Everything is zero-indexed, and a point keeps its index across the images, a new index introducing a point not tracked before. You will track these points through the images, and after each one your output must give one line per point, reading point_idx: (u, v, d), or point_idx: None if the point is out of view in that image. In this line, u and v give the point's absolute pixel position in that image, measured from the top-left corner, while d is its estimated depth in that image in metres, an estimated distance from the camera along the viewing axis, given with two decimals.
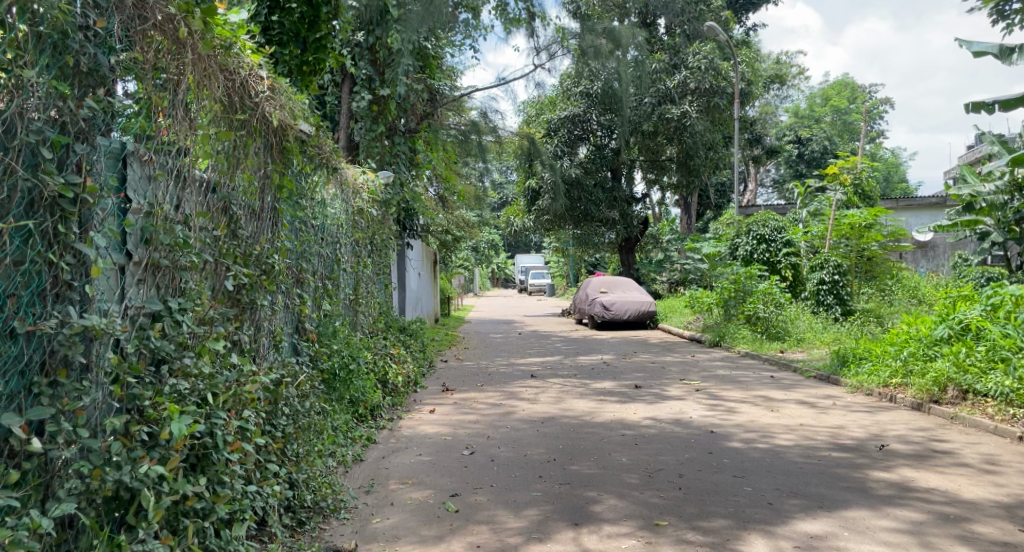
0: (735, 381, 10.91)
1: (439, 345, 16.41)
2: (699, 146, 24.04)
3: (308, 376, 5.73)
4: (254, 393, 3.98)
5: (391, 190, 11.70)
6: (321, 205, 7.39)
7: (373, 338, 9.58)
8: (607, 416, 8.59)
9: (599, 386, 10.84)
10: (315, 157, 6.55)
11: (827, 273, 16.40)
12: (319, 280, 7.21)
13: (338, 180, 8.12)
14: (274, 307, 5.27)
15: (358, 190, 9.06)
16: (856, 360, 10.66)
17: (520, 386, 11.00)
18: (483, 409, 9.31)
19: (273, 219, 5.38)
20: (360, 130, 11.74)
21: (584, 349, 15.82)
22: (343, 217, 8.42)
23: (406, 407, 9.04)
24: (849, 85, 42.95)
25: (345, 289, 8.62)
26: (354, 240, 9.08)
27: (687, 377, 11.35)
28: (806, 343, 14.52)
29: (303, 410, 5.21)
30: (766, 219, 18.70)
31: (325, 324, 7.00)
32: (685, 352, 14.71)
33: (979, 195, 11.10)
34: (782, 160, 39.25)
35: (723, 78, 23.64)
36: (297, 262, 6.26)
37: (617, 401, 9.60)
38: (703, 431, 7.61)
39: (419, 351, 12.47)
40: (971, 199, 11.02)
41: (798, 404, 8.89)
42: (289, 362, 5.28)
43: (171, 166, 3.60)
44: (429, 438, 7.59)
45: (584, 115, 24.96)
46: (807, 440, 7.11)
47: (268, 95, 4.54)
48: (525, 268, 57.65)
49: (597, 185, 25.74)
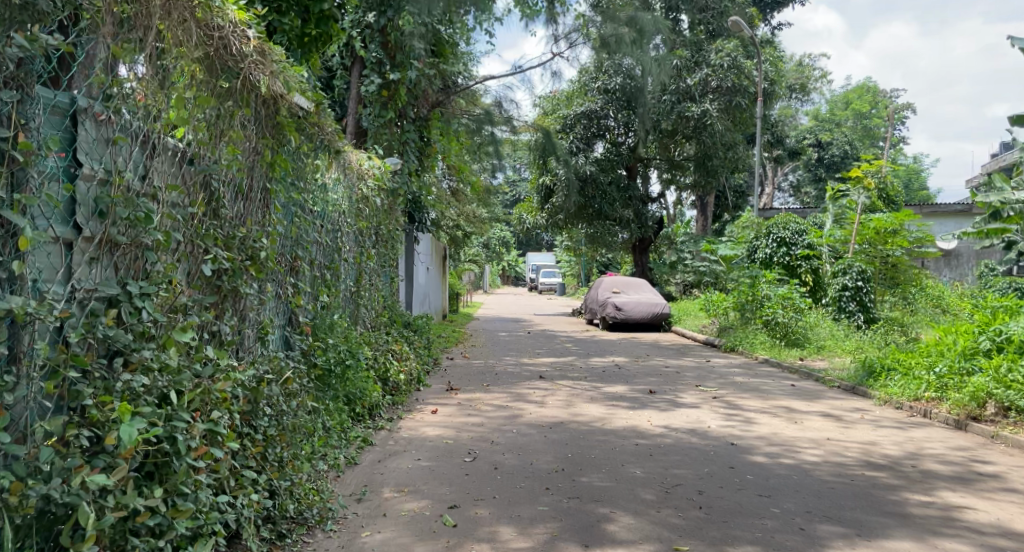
0: (754, 389, 10.41)
1: (445, 342, 15.95)
2: (719, 145, 23.48)
3: (299, 373, 5.28)
4: (227, 392, 3.51)
5: (400, 178, 11.23)
6: (321, 189, 6.93)
7: (374, 333, 9.12)
8: (619, 423, 8.11)
9: (611, 390, 10.34)
10: (314, 137, 6.08)
11: (850, 278, 15.77)
12: (316, 270, 6.77)
13: (341, 163, 7.67)
14: (261, 296, 4.79)
15: (362, 175, 8.60)
16: (884, 371, 10.12)
17: (528, 388, 10.52)
18: (488, 411, 8.84)
19: (264, 201, 4.92)
20: (368, 115, 11.30)
21: (596, 351, 15.34)
22: (346, 204, 7.97)
23: (407, 406, 8.60)
24: (872, 89, 42.22)
25: (346, 281, 8.17)
26: (356, 228, 8.64)
27: (703, 384, 10.86)
28: (826, 350, 14.02)
29: (290, 410, 4.70)
30: (787, 223, 18.15)
31: (321, 317, 6.57)
32: (700, 357, 14.21)
33: (1008, 203, 10.05)
34: (801, 164, 38.65)
35: (745, 77, 23.12)
36: (290, 249, 5.82)
37: (629, 406, 9.12)
38: (723, 443, 7.12)
39: (424, 347, 12.02)
40: (998, 207, 10.03)
41: (822, 416, 8.39)
42: (277, 356, 4.82)
43: (139, 130, 3.14)
44: (429, 440, 7.14)
45: (601, 112, 24.38)
46: (837, 457, 6.61)
47: (255, 58, 4.05)
48: (536, 266, 57.29)
49: (613, 183, 25.18)
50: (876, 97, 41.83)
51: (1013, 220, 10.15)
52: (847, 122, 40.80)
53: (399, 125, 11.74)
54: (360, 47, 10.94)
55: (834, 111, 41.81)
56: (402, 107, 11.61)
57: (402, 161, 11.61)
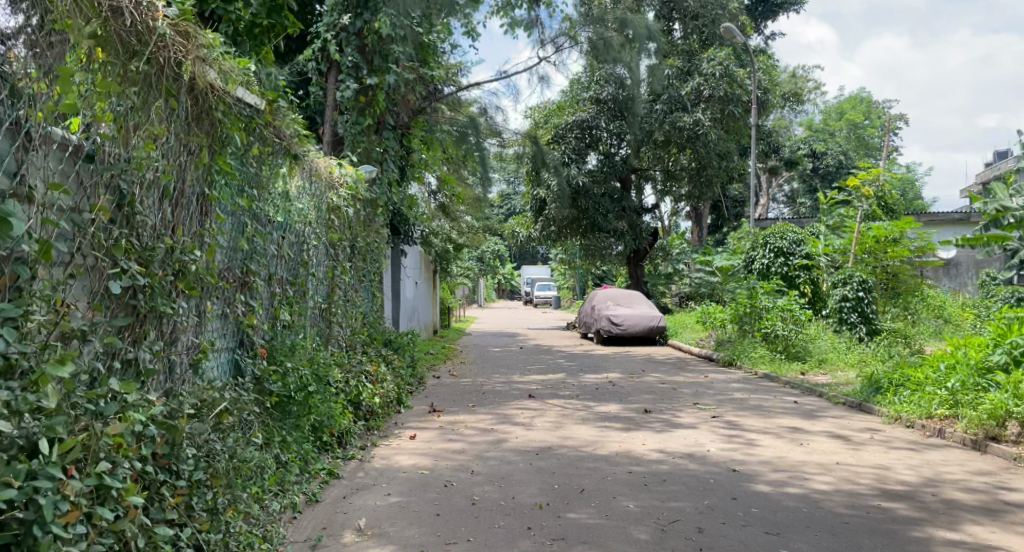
0: (755, 406, 9.82)
1: (433, 360, 15.34)
2: (713, 156, 22.94)
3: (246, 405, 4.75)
4: (124, 436, 2.93)
5: (378, 188, 10.69)
6: (280, 199, 6.37)
7: (348, 354, 8.53)
8: (612, 446, 7.51)
9: (603, 409, 9.74)
10: (270, 142, 5.52)
11: (851, 289, 15.15)
12: (276, 288, 6.24)
13: (306, 170, 7.10)
14: (194, 315, 4.17)
15: (331, 185, 8.02)
16: (891, 387, 9.50)
17: (515, 408, 9.92)
18: (471, 435, 8.24)
19: (200, 207, 4.36)
20: (343, 122, 10.68)
21: (589, 366, 14.73)
22: (313, 213, 7.40)
23: (383, 432, 8.00)
24: (866, 99, 41.81)
25: (315, 298, 7.61)
26: (327, 238, 8.06)
27: (701, 401, 10.26)
28: (828, 364, 13.48)
29: (231, 449, 4.05)
30: (784, 231, 17.58)
31: (279, 338, 6.02)
32: (698, 372, 13.61)
33: (1006, 209, 9.53)
34: (796, 175, 38.25)
35: (738, 85, 22.61)
36: (241, 266, 5.30)
37: (623, 428, 8.52)
38: (724, 470, 6.51)
39: (407, 366, 11.45)
40: (996, 214, 9.48)
41: (829, 437, 7.81)
42: (216, 388, 4.19)
43: (5, 117, 2.59)
44: (403, 472, 6.56)
45: (593, 121, 23.79)
46: (849, 485, 6.01)
47: (166, 37, 3.49)
48: (531, 279, 56.77)
49: (605, 195, 24.63)
50: (870, 107, 41.46)
51: (1012, 228, 9.57)
52: (842, 133, 40.33)
53: (377, 133, 11.15)
54: (335, 50, 10.28)
55: (828, 121, 41.37)
56: (381, 113, 11.02)
57: (381, 170, 11.03)
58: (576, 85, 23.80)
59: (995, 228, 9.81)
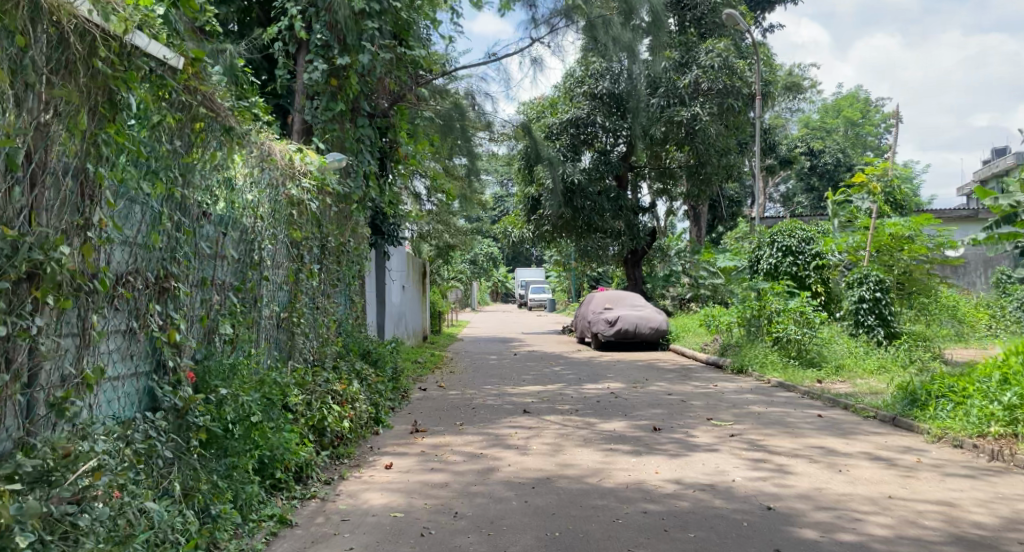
0: (778, 422, 8.70)
1: (420, 370, 14.23)
2: (712, 152, 21.81)
3: (136, 454, 3.75)
4: None
5: (353, 182, 9.55)
6: (218, 186, 5.35)
7: (315, 371, 7.46)
8: (620, 477, 6.39)
9: (606, 428, 8.61)
10: (191, 110, 4.47)
11: (868, 289, 13.75)
12: (212, 297, 5.22)
13: (254, 155, 6.00)
14: (58, 332, 3.18)
15: (291, 175, 6.92)
16: (930, 400, 8.34)
17: (506, 427, 8.80)
18: (457, 463, 7.13)
19: (87, 189, 3.37)
20: (312, 108, 9.54)
21: (589, 375, 13.60)
22: (268, 206, 6.37)
23: (353, 463, 6.92)
24: (862, 97, 40.76)
25: (270, 307, 6.59)
26: (286, 237, 6.98)
27: (716, 416, 9.13)
28: (845, 370, 12.29)
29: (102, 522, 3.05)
30: (793, 228, 16.11)
31: (212, 359, 5.02)
32: (707, 380, 12.49)
33: (1021, 205, 8.53)
34: (794, 173, 37.22)
35: (738, 78, 21.50)
36: (155, 269, 4.27)
37: (630, 452, 7.39)
38: (758, 506, 5.42)
39: (388, 380, 10.34)
40: (1011, 210, 8.48)
41: (872, 460, 6.71)
42: (87, 436, 3.19)
43: None
44: (371, 516, 5.51)
45: (587, 118, 22.71)
46: (914, 529, 4.88)
47: None
48: (525, 282, 55.63)
49: (602, 193, 23.45)
50: (866, 105, 40.42)
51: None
52: (840, 130, 39.07)
53: (351, 119, 9.98)
54: (301, 27, 9.19)
55: (824, 118, 40.07)
56: (355, 100, 9.87)
57: (355, 161, 9.87)
58: (569, 79, 22.77)
59: (1010, 224, 8.80)
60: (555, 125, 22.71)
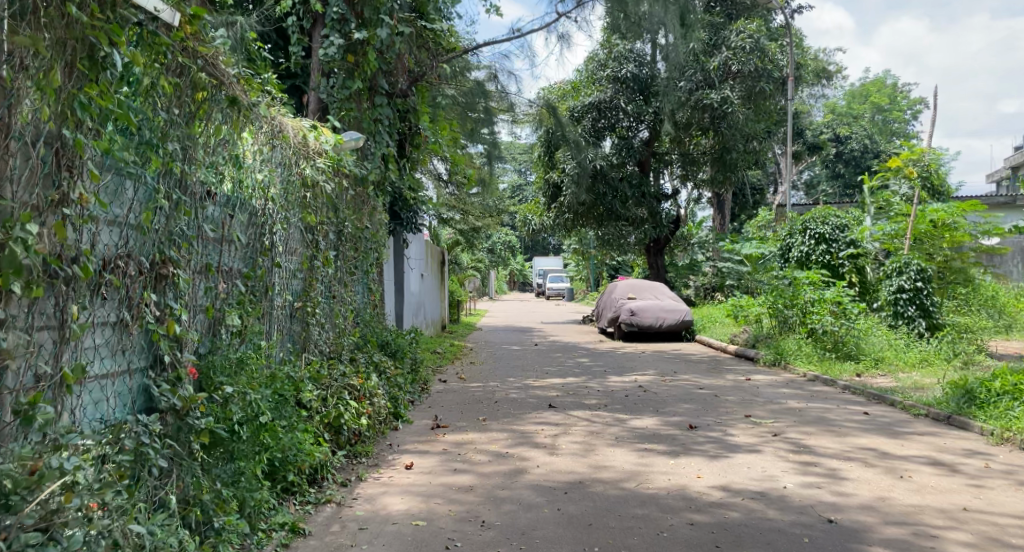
0: (823, 418, 8.15)
1: (440, 361, 13.77)
2: (739, 138, 21.15)
3: (124, 463, 3.32)
4: None
5: (370, 163, 9.07)
6: (225, 163, 4.89)
7: (331, 364, 7.01)
8: (659, 482, 5.88)
9: (637, 425, 8.09)
10: (190, 75, 4.02)
11: (908, 279, 13.13)
12: (217, 285, 4.77)
13: (264, 131, 5.54)
14: (27, 325, 2.78)
15: (305, 155, 6.45)
16: (988, 398, 7.76)
17: (532, 424, 8.31)
18: (483, 462, 6.66)
19: (69, 157, 2.96)
20: (328, 86, 9.05)
21: (614, 367, 13.09)
22: (278, 186, 5.90)
23: (372, 462, 6.47)
24: (890, 83, 39.80)
25: (282, 296, 6.13)
26: (299, 221, 6.51)
27: (755, 411, 8.60)
28: (886, 364, 11.69)
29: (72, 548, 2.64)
30: (826, 215, 15.49)
31: (214, 352, 4.58)
32: (739, 373, 11.94)
33: None
34: (819, 160, 36.37)
35: (768, 60, 20.85)
36: (151, 253, 3.82)
37: (667, 452, 6.87)
38: (818, 518, 4.91)
39: (407, 372, 9.89)
40: None
41: (933, 463, 6.18)
42: (58, 445, 2.80)
43: None
44: (391, 524, 5.04)
45: (611, 102, 22.12)
46: (999, 547, 4.35)
47: None
48: (543, 271, 55.09)
49: (624, 180, 22.83)
50: (894, 91, 39.47)
51: None
52: (867, 116, 38.04)
53: (369, 99, 9.49)
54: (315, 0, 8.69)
55: (852, 104, 39.09)
56: (373, 77, 9.38)
57: (372, 142, 9.35)
58: (592, 62, 22.16)
59: None
60: (578, 109, 22.16)
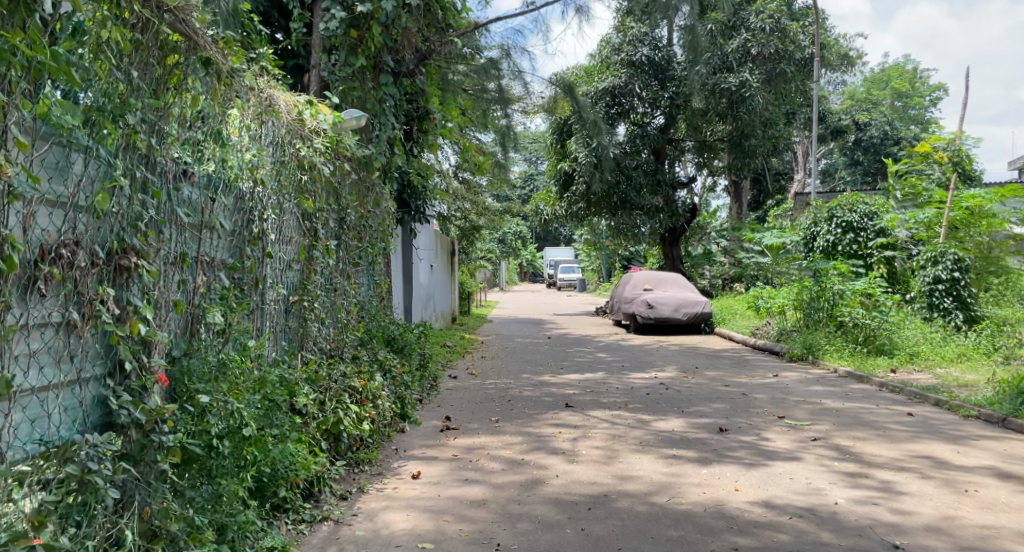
0: (863, 418, 7.51)
1: (450, 356, 13.18)
2: (759, 123, 20.36)
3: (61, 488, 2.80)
4: None
5: (374, 146, 8.47)
6: (206, 139, 4.31)
7: (331, 364, 6.45)
8: (693, 497, 5.27)
9: (663, 427, 7.48)
10: (153, 31, 3.44)
11: (944, 269, 12.45)
12: (194, 278, 4.20)
13: (252, 105, 4.95)
14: None
15: (301, 134, 5.85)
16: None
17: (548, 426, 7.71)
18: (497, 471, 6.07)
19: None
20: (330, 63, 8.48)
21: (633, 362, 12.45)
22: (269, 168, 5.30)
23: (375, 471, 5.91)
24: (911, 69, 38.85)
25: (277, 290, 5.54)
26: (294, 207, 5.95)
27: (789, 411, 7.96)
28: (922, 359, 11.02)
29: None
30: (854, 203, 14.81)
31: (189, 354, 4.02)
32: (765, 369, 11.30)
33: None
34: (837, 147, 35.49)
35: (790, 41, 20.18)
36: (108, 240, 3.26)
37: (698, 459, 6.25)
38: (881, 544, 4.31)
39: (415, 369, 9.30)
40: None
41: (997, 473, 5.55)
42: None
43: None
44: (394, 548, 4.44)
45: (625, 87, 21.35)
46: None
47: None
48: (555, 261, 54.37)
49: (638, 167, 22.17)
50: (914, 77, 38.47)
51: None
52: (887, 102, 37.07)
53: (374, 77, 8.94)
54: None
55: (871, 90, 38.13)
56: (378, 54, 8.78)
57: (377, 123, 8.81)
58: (606, 46, 21.49)
59: None
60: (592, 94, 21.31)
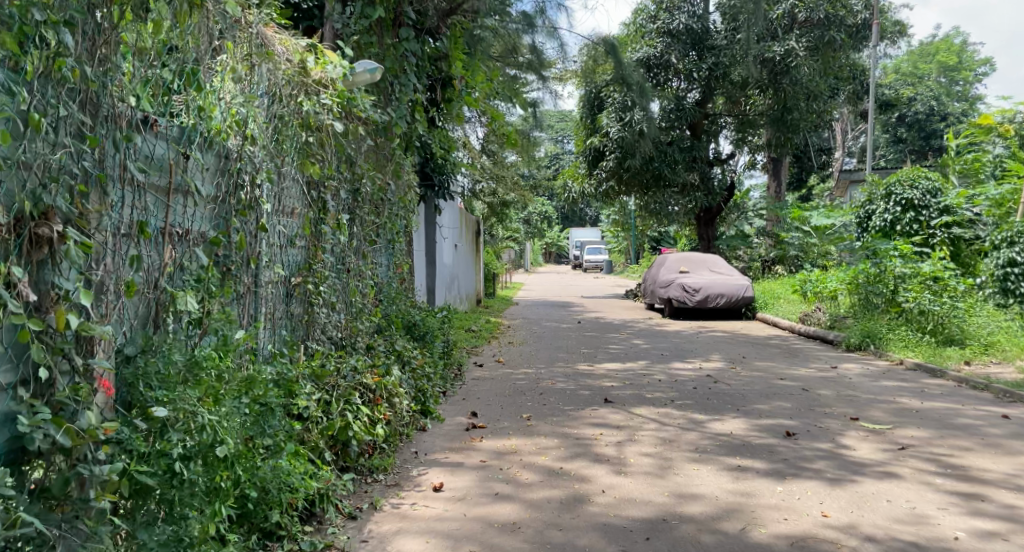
0: (953, 420, 6.52)
1: (475, 341, 12.29)
2: (802, 95, 19.07)
3: None
4: None
5: (395, 109, 7.56)
6: (177, 79, 3.42)
7: (341, 356, 5.58)
8: (772, 525, 4.34)
9: (720, 429, 6.54)
10: None
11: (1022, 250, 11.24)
12: (160, 255, 3.33)
13: (237, 44, 4.05)
14: None
15: (304, 86, 4.96)
16: None
17: (588, 425, 6.80)
18: (532, 483, 5.17)
19: None
20: (345, 15, 7.52)
21: (674, 350, 11.49)
22: (264, 122, 4.40)
23: (389, 482, 5.05)
24: (959, 42, 37.11)
25: (275, 271, 4.65)
26: (297, 173, 5.06)
27: (863, 410, 6.98)
28: (999, 349, 9.94)
29: None
30: (915, 178, 13.55)
31: (149, 353, 3.15)
32: (822, 360, 10.29)
33: None
34: (879, 122, 33.96)
35: (841, 7, 18.94)
36: (15, 199, 2.43)
37: (768, 471, 5.31)
38: None
39: (437, 357, 8.43)
40: None
41: None
42: None
43: None
44: None
45: (661, 57, 20.18)
46: None
47: None
48: (582, 242, 53.25)
49: (673, 143, 20.91)
50: (962, 51, 36.72)
51: None
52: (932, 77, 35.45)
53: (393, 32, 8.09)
54: None
55: (915, 63, 36.47)
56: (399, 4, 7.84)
57: (396, 84, 7.90)
58: (641, 14, 20.32)
59: None
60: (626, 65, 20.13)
